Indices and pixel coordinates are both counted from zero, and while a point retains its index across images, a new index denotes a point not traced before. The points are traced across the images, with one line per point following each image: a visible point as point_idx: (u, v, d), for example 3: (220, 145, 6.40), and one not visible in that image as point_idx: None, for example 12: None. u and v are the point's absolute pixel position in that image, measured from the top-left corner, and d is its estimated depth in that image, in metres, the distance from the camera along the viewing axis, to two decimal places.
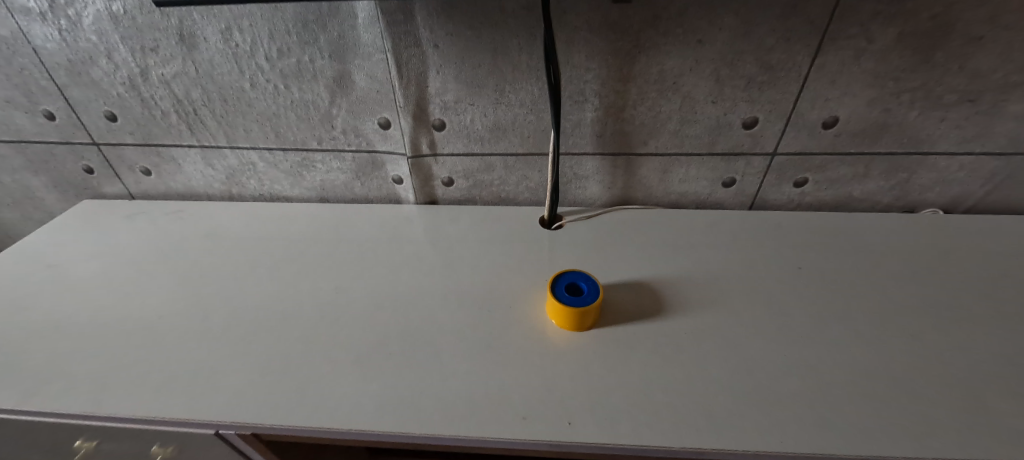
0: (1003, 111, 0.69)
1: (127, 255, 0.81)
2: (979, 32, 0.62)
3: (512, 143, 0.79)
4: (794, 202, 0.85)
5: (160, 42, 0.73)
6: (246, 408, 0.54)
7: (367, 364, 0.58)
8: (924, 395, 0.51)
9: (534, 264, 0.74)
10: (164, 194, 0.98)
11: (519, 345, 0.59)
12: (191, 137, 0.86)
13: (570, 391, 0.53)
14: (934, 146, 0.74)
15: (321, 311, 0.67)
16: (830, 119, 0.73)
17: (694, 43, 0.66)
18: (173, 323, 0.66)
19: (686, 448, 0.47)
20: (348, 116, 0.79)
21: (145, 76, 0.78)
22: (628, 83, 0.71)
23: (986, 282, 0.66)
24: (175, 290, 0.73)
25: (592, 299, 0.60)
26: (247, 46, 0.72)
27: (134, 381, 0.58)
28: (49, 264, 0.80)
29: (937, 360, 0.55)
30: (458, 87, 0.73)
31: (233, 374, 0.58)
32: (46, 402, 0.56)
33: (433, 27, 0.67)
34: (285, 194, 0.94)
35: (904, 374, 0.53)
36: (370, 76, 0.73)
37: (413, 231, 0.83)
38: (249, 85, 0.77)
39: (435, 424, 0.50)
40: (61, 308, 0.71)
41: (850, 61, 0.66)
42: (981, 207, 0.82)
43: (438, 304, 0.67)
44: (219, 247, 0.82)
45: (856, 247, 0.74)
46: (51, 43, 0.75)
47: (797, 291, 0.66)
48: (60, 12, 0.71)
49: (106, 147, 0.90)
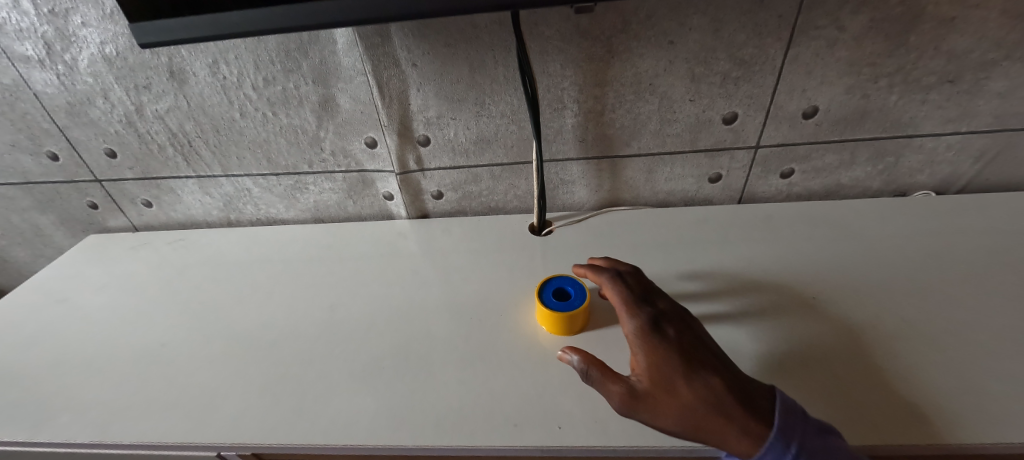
0: (985, 89, 0.69)
1: (132, 285, 0.84)
2: (950, 13, 0.62)
3: (496, 154, 0.81)
4: (784, 193, 0.85)
5: (152, 79, 0.76)
6: (247, 428, 0.55)
7: (363, 378, 0.59)
8: (915, 382, 0.50)
9: (524, 270, 0.75)
10: (166, 224, 1.01)
11: (510, 352, 0.60)
12: (188, 169, 0.89)
13: (559, 395, 0.53)
14: (918, 129, 0.74)
15: (318, 329, 0.68)
16: (810, 109, 0.73)
17: (667, 44, 0.67)
18: (176, 349, 0.68)
19: (676, 447, 0.47)
20: (335, 137, 0.81)
21: (140, 113, 0.81)
22: (605, 87, 0.72)
23: (983, 263, 0.66)
24: (179, 315, 0.75)
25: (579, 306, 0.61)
26: (234, 77, 0.74)
27: (140, 407, 0.59)
28: (59, 299, 0.83)
29: (931, 348, 0.54)
30: (439, 102, 0.75)
31: (232, 398, 0.59)
32: (55, 433, 0.58)
33: (410, 47, 0.69)
34: (282, 217, 0.97)
35: (900, 364, 0.52)
36: (353, 98, 0.75)
37: (406, 245, 0.85)
38: (238, 114, 0.79)
39: (429, 435, 0.51)
40: (70, 341, 0.73)
41: (823, 51, 0.67)
42: (974, 185, 0.82)
43: (432, 316, 0.68)
44: (219, 272, 0.84)
45: (846, 235, 0.74)
46: (51, 88, 0.78)
47: (792, 287, 0.65)
48: (57, 58, 0.74)
49: (108, 183, 0.93)
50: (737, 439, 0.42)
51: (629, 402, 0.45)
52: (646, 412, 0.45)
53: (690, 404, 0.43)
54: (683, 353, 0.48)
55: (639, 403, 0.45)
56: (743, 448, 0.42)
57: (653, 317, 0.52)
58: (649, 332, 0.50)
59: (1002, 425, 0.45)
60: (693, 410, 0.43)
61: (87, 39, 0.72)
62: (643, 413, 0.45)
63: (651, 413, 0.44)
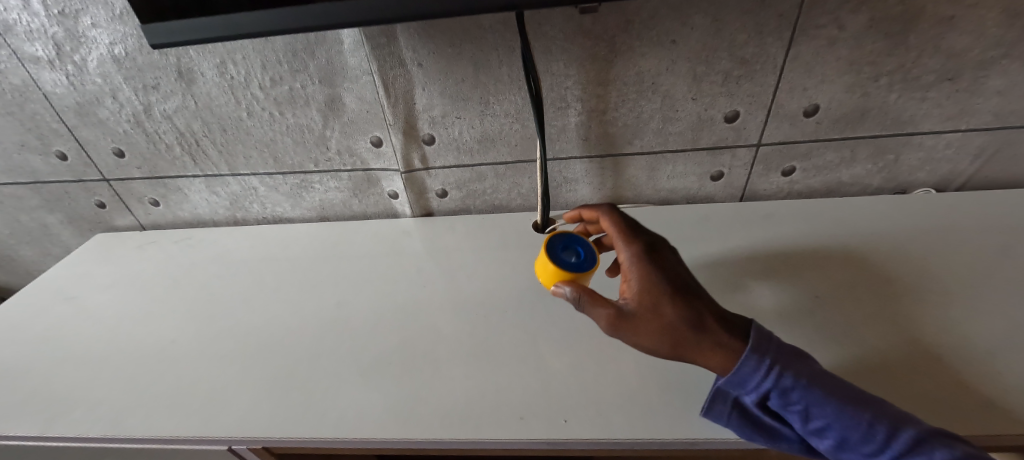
0: (984, 86, 0.70)
1: (140, 284, 0.85)
2: (949, 12, 0.63)
3: (500, 152, 0.82)
4: (785, 191, 0.86)
5: (161, 80, 0.77)
6: (257, 422, 0.56)
7: (370, 373, 0.60)
8: (919, 374, 0.51)
9: (528, 267, 0.75)
10: (172, 223, 1.02)
11: (515, 347, 0.61)
12: (195, 168, 0.90)
13: (564, 390, 0.54)
14: (917, 126, 0.75)
15: (325, 325, 0.69)
16: (810, 107, 0.74)
17: (669, 44, 0.68)
18: (186, 345, 0.69)
19: (679, 439, 0.47)
20: (341, 136, 0.82)
21: (148, 113, 0.82)
22: (608, 86, 0.73)
23: (984, 258, 0.66)
24: (187, 313, 0.76)
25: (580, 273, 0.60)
26: (242, 78, 0.75)
27: (152, 402, 0.60)
28: (68, 297, 0.84)
29: (935, 340, 0.54)
30: (444, 101, 0.76)
31: (242, 393, 0.60)
32: (68, 427, 0.59)
33: (415, 47, 0.70)
34: (287, 216, 0.98)
35: (904, 357, 0.53)
36: (359, 98, 0.76)
37: (411, 243, 0.86)
38: (245, 114, 0.80)
39: (436, 428, 0.51)
40: (81, 338, 0.74)
41: (824, 50, 0.67)
42: (974, 182, 0.82)
43: (438, 312, 0.69)
44: (226, 270, 0.85)
45: (847, 231, 0.75)
46: (60, 88, 0.79)
47: (795, 283, 0.66)
48: (67, 58, 0.75)
49: (116, 183, 0.94)
50: (709, 353, 0.45)
51: (613, 322, 0.49)
52: (627, 331, 0.48)
53: (669, 324, 0.46)
54: (670, 280, 0.50)
55: (621, 324, 0.49)
56: (714, 365, 0.45)
57: (646, 248, 0.54)
58: (639, 261, 0.53)
59: (1006, 415, 0.45)
60: (673, 329, 0.46)
61: (97, 40, 0.73)
62: (625, 333, 0.49)
63: (633, 332, 0.48)
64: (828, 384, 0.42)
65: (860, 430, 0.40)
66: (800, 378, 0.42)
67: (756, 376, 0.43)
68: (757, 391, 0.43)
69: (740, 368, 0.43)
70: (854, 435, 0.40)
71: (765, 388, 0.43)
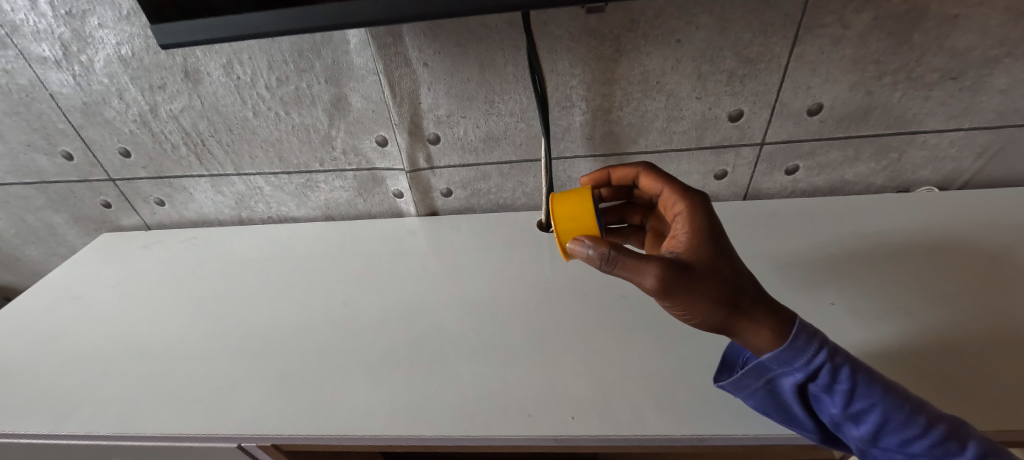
0: (988, 85, 0.70)
1: (146, 283, 0.85)
2: (954, 11, 0.63)
3: (505, 152, 0.82)
4: (788, 190, 0.86)
5: (167, 79, 0.77)
6: (267, 420, 0.56)
7: (377, 372, 0.60)
8: (933, 377, 0.50)
9: (533, 266, 0.76)
10: (177, 222, 1.02)
11: (522, 345, 0.61)
12: (201, 168, 0.90)
13: (571, 387, 0.54)
14: (921, 125, 0.75)
15: (331, 324, 0.70)
16: (814, 106, 0.74)
17: (674, 43, 0.68)
18: (193, 344, 0.70)
19: (686, 435, 0.48)
20: (347, 136, 0.82)
21: (155, 113, 0.82)
22: (613, 86, 0.73)
23: (986, 257, 0.67)
24: (193, 312, 0.76)
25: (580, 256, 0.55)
26: (248, 77, 0.76)
27: (160, 401, 0.61)
28: (75, 296, 0.85)
29: (945, 342, 0.55)
30: (449, 101, 0.76)
31: (250, 391, 0.60)
32: (78, 426, 0.59)
33: (421, 46, 0.70)
34: (292, 215, 0.98)
35: (916, 360, 0.53)
36: (365, 97, 0.76)
37: (417, 242, 0.86)
38: (252, 113, 0.80)
39: (444, 425, 0.52)
40: (88, 338, 0.74)
41: (828, 49, 0.68)
42: (977, 181, 0.83)
43: (444, 311, 0.69)
44: (232, 270, 0.86)
45: (849, 230, 0.76)
46: (66, 88, 0.80)
47: (808, 290, 0.64)
48: (74, 58, 0.75)
49: (122, 182, 0.95)
50: (756, 326, 0.43)
51: (668, 278, 0.41)
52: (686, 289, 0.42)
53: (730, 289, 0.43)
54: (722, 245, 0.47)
55: (676, 280, 0.42)
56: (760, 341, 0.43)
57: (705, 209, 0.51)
58: (695, 220, 0.49)
59: (1018, 417, 0.45)
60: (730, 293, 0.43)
61: (104, 40, 0.73)
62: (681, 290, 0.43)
63: (685, 291, 0.42)
64: (874, 372, 0.42)
65: (901, 414, 0.40)
66: (850, 359, 0.42)
67: (807, 352, 0.41)
68: (807, 367, 0.42)
69: (790, 342, 0.42)
70: (894, 419, 0.40)
71: (816, 365, 0.41)
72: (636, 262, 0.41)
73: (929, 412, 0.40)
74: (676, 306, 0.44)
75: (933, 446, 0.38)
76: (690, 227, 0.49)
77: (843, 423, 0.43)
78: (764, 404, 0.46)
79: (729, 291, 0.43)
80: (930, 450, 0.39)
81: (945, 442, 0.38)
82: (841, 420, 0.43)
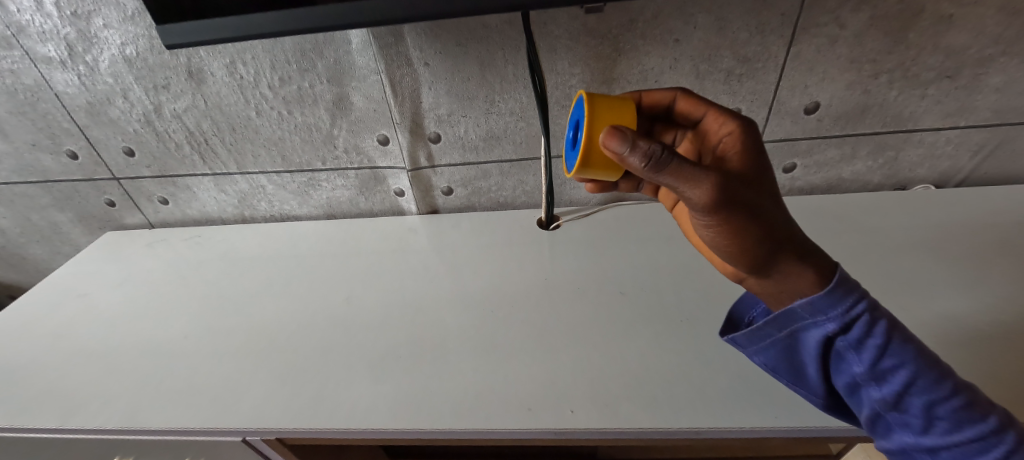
0: (983, 84, 0.71)
1: (150, 281, 0.86)
2: (949, 11, 0.64)
3: (505, 150, 0.83)
4: (786, 188, 0.87)
5: (171, 79, 0.78)
6: (271, 414, 0.57)
7: (379, 368, 0.61)
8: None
9: (533, 262, 0.77)
10: (180, 220, 1.03)
11: (522, 341, 0.62)
12: (205, 167, 0.91)
13: (570, 381, 0.55)
14: (917, 123, 0.76)
15: (334, 321, 0.70)
16: (811, 105, 0.75)
17: (672, 42, 0.69)
18: (198, 341, 0.71)
19: (684, 428, 0.49)
20: (348, 135, 0.83)
21: (158, 112, 0.83)
22: (612, 85, 0.74)
23: (985, 253, 0.67)
24: (197, 310, 0.77)
25: (589, 166, 0.50)
26: (251, 77, 0.76)
27: (166, 396, 0.62)
28: (80, 294, 0.86)
29: (949, 337, 0.55)
30: (450, 100, 0.77)
31: (254, 386, 0.61)
32: (85, 421, 0.60)
33: (422, 46, 0.71)
34: (294, 214, 0.99)
35: None
36: (367, 97, 0.77)
37: (418, 240, 0.87)
38: (254, 113, 0.81)
39: (446, 419, 0.53)
40: (93, 335, 0.75)
41: (825, 48, 0.68)
42: (973, 179, 0.84)
43: (445, 307, 0.70)
44: (235, 268, 0.87)
45: (849, 228, 0.76)
46: (71, 88, 0.80)
47: None
48: (78, 58, 0.76)
49: (126, 181, 0.95)
50: (797, 266, 0.41)
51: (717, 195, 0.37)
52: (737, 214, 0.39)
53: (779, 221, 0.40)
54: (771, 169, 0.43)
55: (726, 196, 0.38)
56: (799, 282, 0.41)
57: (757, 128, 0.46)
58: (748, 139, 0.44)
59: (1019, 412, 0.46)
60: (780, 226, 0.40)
61: (109, 40, 0.74)
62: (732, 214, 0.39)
63: (731, 209, 0.38)
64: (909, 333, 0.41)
65: (930, 374, 0.39)
66: (888, 316, 0.40)
67: (848, 299, 0.40)
68: (842, 318, 0.40)
69: (831, 287, 0.40)
70: (922, 379, 0.39)
71: (853, 316, 0.39)
72: (690, 168, 0.37)
73: (955, 379, 0.39)
74: (712, 225, 0.40)
75: (958, 409, 0.38)
76: (742, 149, 0.43)
77: (863, 384, 0.41)
78: (783, 354, 0.47)
79: (774, 219, 0.40)
80: (951, 414, 0.38)
81: (969, 408, 0.37)
82: (861, 381, 0.41)
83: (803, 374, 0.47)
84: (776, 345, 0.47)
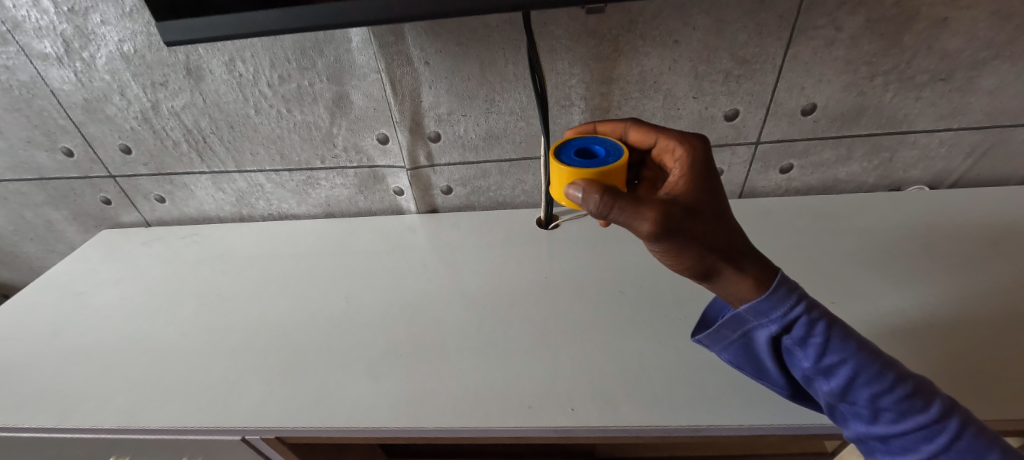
0: (976, 86, 0.72)
1: (148, 279, 0.86)
2: (943, 14, 0.64)
3: (505, 150, 0.83)
4: (782, 188, 0.88)
5: (169, 77, 0.77)
6: (270, 413, 0.57)
7: (378, 368, 0.61)
8: (922, 366, 0.51)
9: (532, 261, 0.77)
10: (177, 219, 1.02)
11: (521, 339, 0.62)
12: (202, 165, 0.90)
13: (568, 379, 0.55)
14: (912, 125, 0.77)
15: (333, 320, 0.70)
16: (808, 106, 0.76)
17: (672, 43, 0.69)
18: (197, 339, 0.70)
19: (681, 426, 0.49)
20: (348, 133, 0.83)
21: (156, 110, 0.82)
22: (611, 85, 0.74)
23: (979, 251, 0.68)
24: (195, 309, 0.77)
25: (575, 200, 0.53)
26: (250, 75, 0.76)
27: (164, 394, 0.61)
28: (76, 292, 0.85)
29: (948, 334, 0.55)
30: (450, 99, 0.77)
31: (253, 384, 0.61)
32: (82, 419, 0.60)
33: (423, 45, 0.71)
34: (293, 212, 0.99)
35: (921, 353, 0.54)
36: (366, 95, 0.77)
37: (417, 239, 0.87)
38: (253, 111, 0.81)
39: (446, 417, 0.53)
40: (89, 334, 0.75)
41: (822, 50, 0.69)
42: (966, 180, 0.85)
43: (445, 306, 0.70)
44: (233, 266, 0.86)
45: (844, 228, 0.77)
46: (67, 85, 0.80)
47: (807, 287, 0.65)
48: (75, 55, 0.76)
49: (122, 179, 0.95)
50: (740, 273, 0.42)
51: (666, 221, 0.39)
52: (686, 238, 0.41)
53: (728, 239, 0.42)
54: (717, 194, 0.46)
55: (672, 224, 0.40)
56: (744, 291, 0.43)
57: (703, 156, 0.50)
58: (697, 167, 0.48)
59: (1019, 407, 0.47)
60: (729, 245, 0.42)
61: (106, 37, 0.73)
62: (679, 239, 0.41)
63: (679, 232, 0.40)
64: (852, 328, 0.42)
65: (870, 369, 0.39)
66: (828, 312, 0.41)
67: (785, 303, 0.41)
68: (782, 320, 0.42)
69: (769, 294, 0.41)
70: (865, 374, 0.39)
71: (792, 318, 0.41)
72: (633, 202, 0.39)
73: (897, 369, 0.40)
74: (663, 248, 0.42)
75: (900, 400, 0.38)
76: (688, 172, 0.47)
77: (814, 378, 0.43)
78: (743, 354, 0.49)
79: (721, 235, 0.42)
80: (895, 403, 0.39)
81: (911, 397, 0.38)
82: (811, 374, 0.43)
83: (764, 370, 0.49)
84: (734, 345, 0.49)
